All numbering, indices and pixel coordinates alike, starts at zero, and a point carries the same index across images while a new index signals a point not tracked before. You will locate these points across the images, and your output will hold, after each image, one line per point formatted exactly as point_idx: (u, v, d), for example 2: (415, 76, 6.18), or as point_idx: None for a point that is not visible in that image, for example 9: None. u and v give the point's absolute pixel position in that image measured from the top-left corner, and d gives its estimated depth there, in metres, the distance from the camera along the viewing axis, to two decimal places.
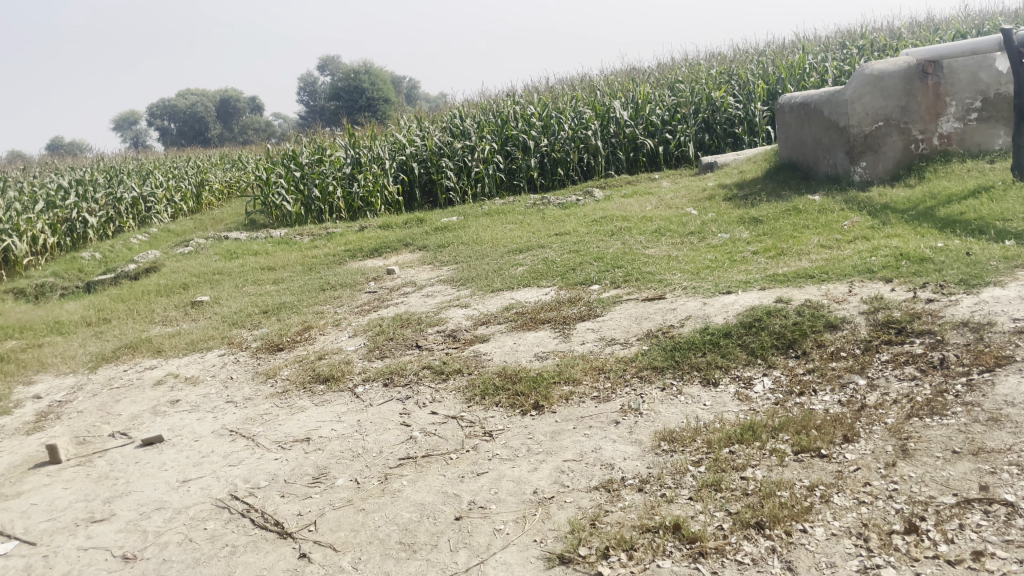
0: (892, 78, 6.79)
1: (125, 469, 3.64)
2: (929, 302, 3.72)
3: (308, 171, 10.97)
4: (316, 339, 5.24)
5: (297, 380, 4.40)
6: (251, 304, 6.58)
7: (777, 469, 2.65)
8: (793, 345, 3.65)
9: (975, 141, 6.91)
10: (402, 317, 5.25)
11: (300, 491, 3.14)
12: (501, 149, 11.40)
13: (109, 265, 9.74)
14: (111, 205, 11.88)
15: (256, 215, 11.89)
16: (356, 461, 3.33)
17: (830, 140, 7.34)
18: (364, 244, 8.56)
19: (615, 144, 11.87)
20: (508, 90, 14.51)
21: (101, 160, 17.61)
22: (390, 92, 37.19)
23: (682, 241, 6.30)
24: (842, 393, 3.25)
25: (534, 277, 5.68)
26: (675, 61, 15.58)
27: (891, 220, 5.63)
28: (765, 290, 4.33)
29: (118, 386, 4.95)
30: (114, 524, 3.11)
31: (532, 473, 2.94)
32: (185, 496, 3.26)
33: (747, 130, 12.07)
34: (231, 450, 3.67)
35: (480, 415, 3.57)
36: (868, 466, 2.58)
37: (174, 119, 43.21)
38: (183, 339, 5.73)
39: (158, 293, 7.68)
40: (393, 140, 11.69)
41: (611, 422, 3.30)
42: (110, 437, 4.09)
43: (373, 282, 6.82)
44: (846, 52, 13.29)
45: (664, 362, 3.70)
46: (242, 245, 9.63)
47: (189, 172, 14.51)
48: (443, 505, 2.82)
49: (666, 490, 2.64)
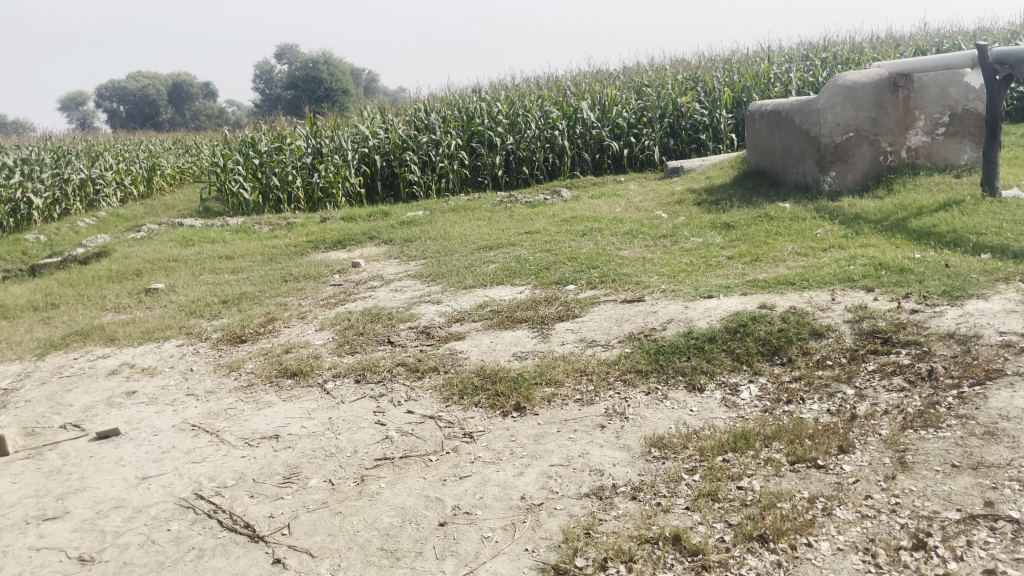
0: (864, 90, 6.79)
1: (79, 464, 3.43)
2: (914, 313, 3.70)
3: (268, 159, 10.67)
4: (280, 332, 5.04)
5: (262, 374, 4.22)
6: (209, 294, 6.34)
7: (774, 479, 2.58)
8: (778, 351, 3.59)
9: (942, 155, 7.00)
10: (372, 312, 5.08)
11: (271, 492, 2.98)
12: (466, 144, 11.24)
13: (55, 248, 9.35)
14: (58, 186, 11.45)
15: (212, 202, 11.54)
16: (329, 461, 3.18)
17: (801, 149, 7.35)
18: (326, 235, 8.34)
19: (581, 144, 11.78)
20: (473, 86, 14.35)
21: (48, 140, 16.99)
22: (349, 84, 36.70)
23: (654, 243, 6.25)
24: (831, 402, 3.20)
25: (507, 275, 5.56)
26: (640, 65, 15.59)
27: (864, 229, 5.65)
28: (746, 296, 4.27)
29: (69, 375, 4.70)
30: (69, 522, 2.91)
31: (518, 478, 2.83)
32: (146, 494, 3.07)
33: (712, 137, 12.13)
34: (194, 446, 3.48)
35: (458, 415, 3.44)
36: (867, 478, 2.52)
37: (124, 101, 42.10)
38: (138, 327, 5.48)
39: (110, 279, 7.37)
40: (357, 131, 11.45)
41: (597, 426, 3.20)
42: (62, 429, 3.86)
43: (338, 275, 6.62)
44: (810, 64, 13.43)
45: (648, 365, 3.62)
46: (199, 232, 9.33)
47: (141, 156, 14.05)
48: (426, 510, 2.69)
49: (661, 499, 2.54)
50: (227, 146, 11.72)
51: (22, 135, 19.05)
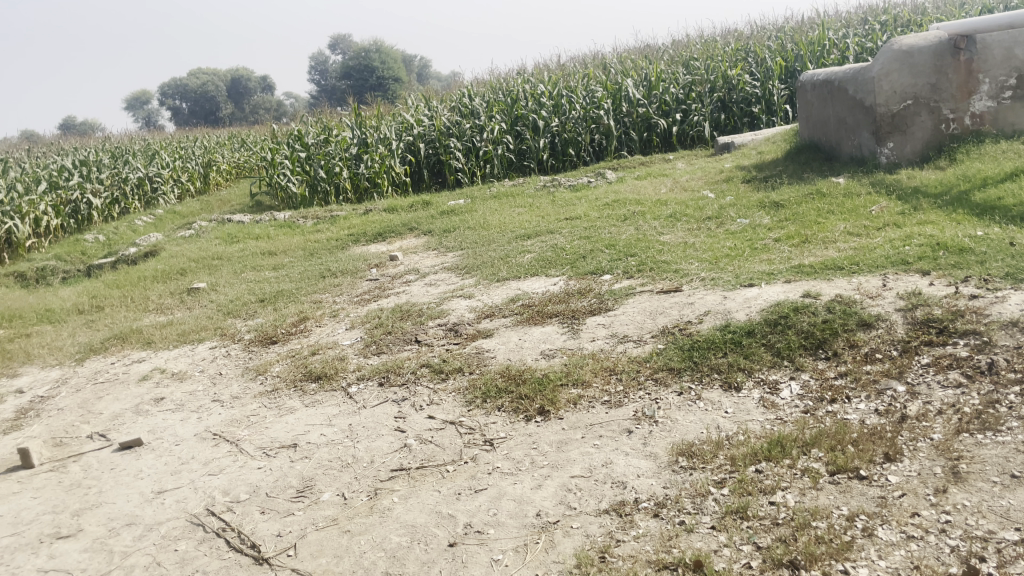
0: (922, 54, 6.37)
1: (99, 477, 3.38)
2: (973, 299, 3.39)
3: (314, 152, 10.63)
4: (312, 331, 4.96)
5: (287, 378, 4.13)
6: (248, 292, 6.30)
7: (811, 493, 2.35)
8: (822, 345, 3.34)
9: (1009, 121, 6.47)
10: (403, 308, 4.96)
11: (281, 507, 2.87)
12: (511, 129, 11.04)
13: (112, 247, 9.50)
14: (116, 185, 11.63)
15: (262, 197, 11.59)
16: (344, 472, 3.06)
17: (856, 120, 6.97)
18: (368, 227, 8.27)
19: (628, 123, 11.44)
20: (518, 69, 14.11)
21: (107, 141, 17.34)
22: (401, 71, 36.74)
23: (699, 226, 5.98)
24: (879, 401, 2.95)
25: (542, 266, 5.37)
26: (689, 38, 15.12)
27: (923, 205, 5.29)
28: (790, 284, 4.00)
29: (103, 381, 4.69)
30: (80, 541, 2.85)
31: (536, 492, 2.66)
32: (159, 509, 2.99)
33: (765, 110, 11.68)
34: (212, 456, 3.40)
35: (481, 420, 3.28)
36: (914, 492, 2.28)
37: (185, 99, 42.90)
38: (175, 329, 5.46)
39: (156, 279, 7.42)
40: (401, 120, 11.34)
41: (624, 431, 3.01)
42: (88, 439, 3.84)
43: (375, 269, 6.52)
44: (868, 28, 12.82)
45: (681, 363, 3.40)
46: (245, 228, 9.35)
47: (196, 153, 14.22)
48: (436, 529, 2.54)
49: (685, 516, 2.34)
50: (274, 138, 11.70)
51: (84, 136, 19.51)
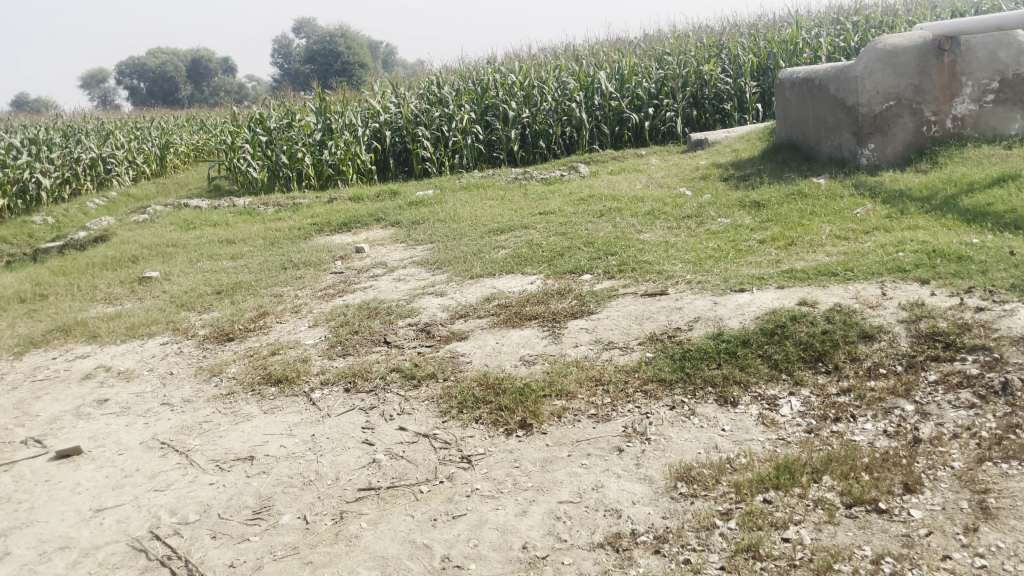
0: (906, 54, 6.21)
1: (31, 490, 3.05)
2: (980, 311, 3.20)
3: (276, 136, 10.19)
4: (271, 328, 4.64)
5: (244, 380, 3.82)
6: (203, 283, 5.93)
7: (828, 529, 2.14)
8: (822, 358, 3.13)
9: (990, 125, 6.33)
10: (370, 306, 4.65)
11: (237, 531, 2.58)
12: (480, 119, 10.74)
13: (60, 230, 9.02)
14: (67, 165, 11.08)
15: (220, 181, 11.15)
16: (306, 491, 2.77)
17: (836, 120, 6.79)
18: (332, 217, 7.92)
19: (599, 116, 11.19)
20: (488, 58, 13.81)
21: (59, 118, 16.67)
22: (366, 57, 36.14)
23: (679, 224, 5.77)
24: (887, 421, 2.75)
25: (517, 263, 5.11)
26: (661, 33, 14.94)
27: (910, 209, 5.13)
28: (783, 290, 3.79)
29: (42, 379, 4.32)
30: (6, 568, 2.54)
31: (521, 520, 2.40)
32: (98, 530, 2.69)
33: (737, 107, 11.53)
34: (160, 469, 3.09)
35: (456, 434, 3.02)
36: (942, 530, 2.08)
37: (144, 79, 41.79)
38: (123, 322, 5.09)
39: (106, 266, 7.01)
40: (367, 106, 10.98)
41: (613, 450, 2.77)
42: (21, 445, 3.49)
43: (340, 262, 6.20)
44: (841, 28, 12.75)
45: (673, 374, 3.16)
46: (202, 214, 8.92)
47: (152, 134, 13.63)
48: (410, 561, 2.29)
49: (691, 556, 2.13)
50: (234, 120, 11.22)
51: (35, 114, 18.75)
